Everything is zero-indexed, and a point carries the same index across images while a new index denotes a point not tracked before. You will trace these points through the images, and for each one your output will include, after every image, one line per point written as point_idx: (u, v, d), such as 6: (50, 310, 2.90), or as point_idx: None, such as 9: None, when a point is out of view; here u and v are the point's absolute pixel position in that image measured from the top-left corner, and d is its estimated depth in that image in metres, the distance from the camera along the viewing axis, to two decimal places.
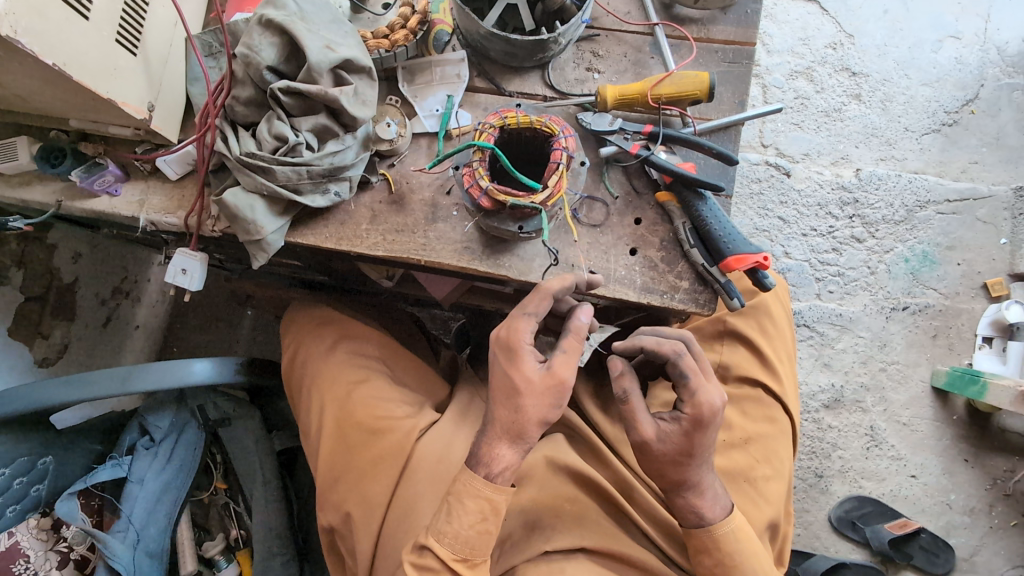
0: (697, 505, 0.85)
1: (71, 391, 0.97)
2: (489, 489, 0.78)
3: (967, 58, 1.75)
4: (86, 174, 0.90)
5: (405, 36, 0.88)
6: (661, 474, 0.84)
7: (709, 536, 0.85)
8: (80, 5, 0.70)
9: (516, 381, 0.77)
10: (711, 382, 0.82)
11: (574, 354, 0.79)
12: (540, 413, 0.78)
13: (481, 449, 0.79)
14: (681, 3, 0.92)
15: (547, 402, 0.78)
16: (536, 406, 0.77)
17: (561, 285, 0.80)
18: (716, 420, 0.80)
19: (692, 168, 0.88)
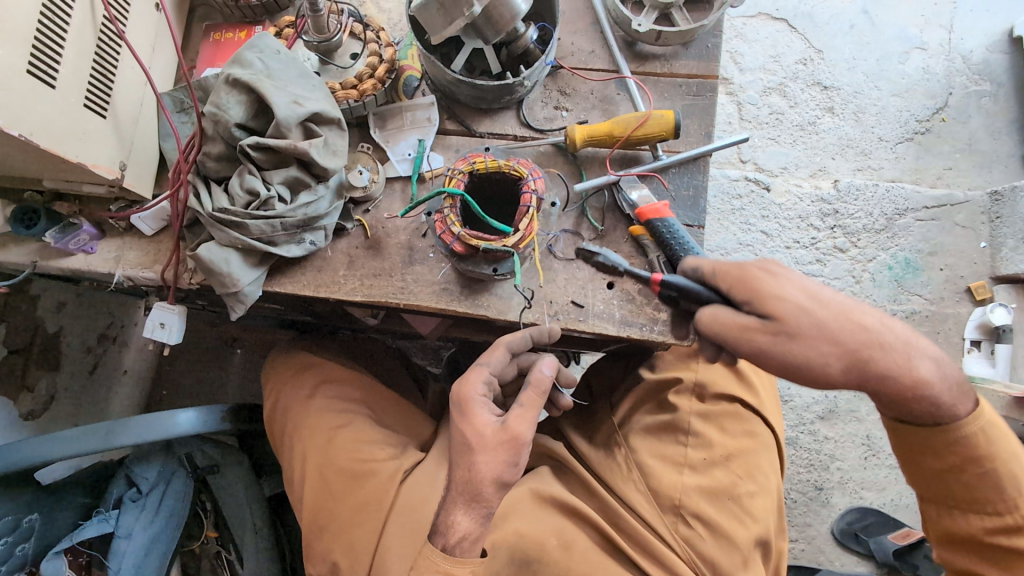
0: (915, 382, 0.73)
1: (50, 449, 0.94)
2: (448, 563, 0.85)
3: (934, 68, 1.79)
4: (60, 234, 0.89)
5: (374, 85, 0.89)
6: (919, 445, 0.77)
7: (945, 438, 0.75)
8: (46, 74, 0.71)
9: (467, 435, 0.85)
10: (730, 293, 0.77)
11: (530, 410, 0.86)
12: (493, 470, 0.84)
13: (440, 520, 0.89)
14: (643, 40, 0.94)
15: (501, 455, 0.85)
16: (491, 461, 0.84)
17: (514, 337, 0.86)
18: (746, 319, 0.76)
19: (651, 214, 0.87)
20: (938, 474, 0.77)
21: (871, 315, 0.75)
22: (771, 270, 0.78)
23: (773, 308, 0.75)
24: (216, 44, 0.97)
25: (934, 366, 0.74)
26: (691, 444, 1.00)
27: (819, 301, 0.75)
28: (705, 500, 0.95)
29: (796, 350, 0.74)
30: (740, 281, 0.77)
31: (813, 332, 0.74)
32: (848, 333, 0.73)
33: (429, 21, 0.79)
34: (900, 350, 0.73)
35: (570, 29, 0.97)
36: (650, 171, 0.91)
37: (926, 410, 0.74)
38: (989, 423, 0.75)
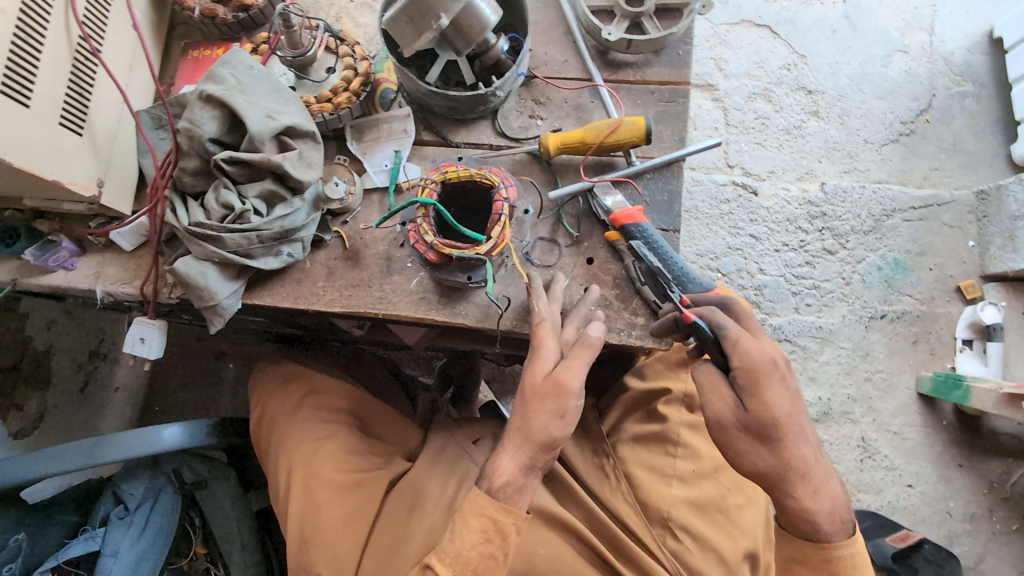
0: (807, 512, 0.79)
1: (32, 469, 0.93)
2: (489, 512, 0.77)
3: (916, 70, 1.81)
4: (40, 252, 0.91)
5: (348, 98, 0.90)
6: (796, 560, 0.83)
7: (820, 555, 0.81)
8: (20, 94, 0.72)
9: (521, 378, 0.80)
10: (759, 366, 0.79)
11: (582, 361, 0.79)
12: (541, 421, 0.79)
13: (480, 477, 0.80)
14: (615, 48, 0.96)
15: (549, 404, 0.79)
16: (540, 410, 0.79)
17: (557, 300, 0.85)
18: (745, 373, 0.78)
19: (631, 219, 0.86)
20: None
21: (814, 442, 0.79)
22: (782, 373, 0.78)
23: (758, 407, 0.77)
24: (194, 61, 0.99)
25: (834, 502, 0.81)
26: (681, 456, 0.98)
27: (794, 419, 0.78)
28: (693, 512, 0.95)
29: (749, 445, 0.79)
30: (746, 371, 0.78)
31: (772, 442, 0.78)
32: (790, 454, 0.78)
33: (400, 35, 0.80)
34: (814, 482, 0.79)
35: (544, 39, 0.98)
36: (623, 178, 0.92)
37: (805, 529, 0.81)
38: (857, 553, 0.81)
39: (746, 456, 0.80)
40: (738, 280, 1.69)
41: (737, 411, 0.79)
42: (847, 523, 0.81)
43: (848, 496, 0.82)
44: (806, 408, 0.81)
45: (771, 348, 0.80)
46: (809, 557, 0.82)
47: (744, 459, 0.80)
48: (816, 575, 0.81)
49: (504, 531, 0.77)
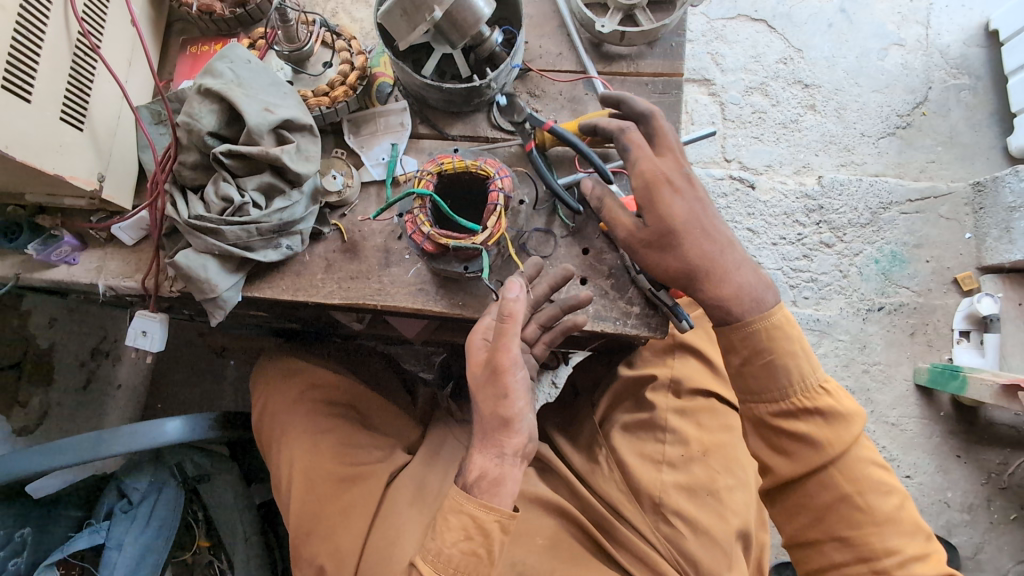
0: (716, 302, 0.83)
1: (36, 462, 0.94)
2: (472, 506, 0.79)
3: (912, 63, 1.81)
4: (43, 246, 0.91)
5: (345, 92, 0.91)
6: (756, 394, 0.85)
7: (739, 336, 0.84)
8: (21, 89, 0.73)
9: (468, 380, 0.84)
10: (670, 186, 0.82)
11: (510, 336, 0.79)
12: (488, 406, 0.82)
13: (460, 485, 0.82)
14: (609, 41, 0.96)
15: (491, 389, 0.81)
16: (485, 398, 0.82)
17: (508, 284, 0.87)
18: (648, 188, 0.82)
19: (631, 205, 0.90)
20: (736, 368, 0.85)
21: (716, 240, 0.83)
22: (674, 184, 0.82)
23: (655, 216, 0.82)
24: (193, 57, 1.00)
25: (742, 287, 0.83)
26: (669, 441, 0.99)
27: (691, 220, 0.82)
28: (683, 496, 0.96)
29: (657, 259, 0.83)
30: (642, 185, 0.82)
31: (673, 247, 0.82)
32: (691, 249, 0.82)
33: (395, 28, 0.81)
34: (719, 273, 0.83)
35: (538, 33, 0.99)
36: (616, 170, 0.93)
37: (722, 318, 0.85)
38: (779, 322, 0.83)
39: (653, 265, 0.84)
40: None
41: (639, 229, 0.83)
42: (760, 302, 0.84)
43: (761, 281, 0.84)
44: (709, 205, 0.83)
45: (668, 161, 0.83)
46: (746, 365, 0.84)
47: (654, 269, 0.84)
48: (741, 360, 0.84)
49: (486, 530, 0.79)
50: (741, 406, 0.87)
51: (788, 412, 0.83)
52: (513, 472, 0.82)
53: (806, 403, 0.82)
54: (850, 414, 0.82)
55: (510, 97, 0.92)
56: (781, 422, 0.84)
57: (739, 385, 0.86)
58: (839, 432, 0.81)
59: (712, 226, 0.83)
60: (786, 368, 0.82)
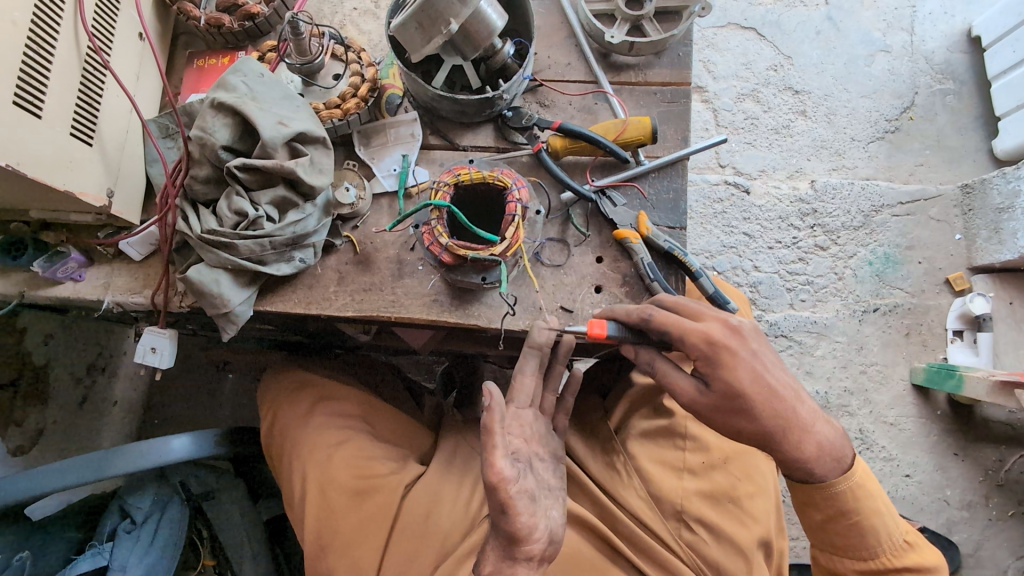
0: (799, 461, 0.82)
1: (36, 485, 0.91)
2: None
3: (898, 69, 1.85)
4: (48, 264, 0.89)
5: (356, 104, 0.92)
6: (838, 543, 0.89)
7: (822, 495, 0.86)
8: (32, 105, 0.72)
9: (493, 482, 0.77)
10: (739, 355, 0.78)
11: (495, 449, 0.72)
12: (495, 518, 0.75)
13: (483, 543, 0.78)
14: (617, 51, 0.98)
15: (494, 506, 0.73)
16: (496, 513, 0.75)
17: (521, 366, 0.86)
18: (716, 355, 0.78)
19: (600, 334, 0.82)
20: (819, 523, 0.89)
21: (789, 398, 0.79)
22: (727, 341, 0.78)
23: (721, 384, 0.79)
24: (199, 70, 0.99)
25: (822, 445, 0.82)
26: (689, 448, 1.00)
27: (760, 389, 0.78)
28: (705, 503, 0.97)
29: (727, 421, 0.81)
30: (705, 354, 0.78)
31: (747, 413, 0.78)
32: (768, 416, 0.78)
33: (408, 40, 0.81)
34: (800, 432, 0.80)
35: (546, 43, 1.00)
36: (627, 180, 0.94)
37: (803, 475, 0.85)
38: (860, 481, 0.85)
39: (726, 428, 0.81)
40: (733, 278, 1.72)
41: (704, 394, 0.80)
42: (839, 460, 0.84)
43: (835, 432, 0.84)
44: (772, 363, 0.80)
45: (712, 327, 0.79)
46: (819, 500, 0.87)
47: (726, 431, 0.82)
48: (823, 517, 0.87)
49: None
50: (828, 560, 0.91)
51: (878, 568, 0.87)
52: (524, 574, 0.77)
53: (894, 561, 0.87)
54: (936, 566, 0.87)
55: (516, 109, 0.95)
56: None
57: (828, 540, 0.90)
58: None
59: (778, 386, 0.79)
60: (872, 527, 0.86)
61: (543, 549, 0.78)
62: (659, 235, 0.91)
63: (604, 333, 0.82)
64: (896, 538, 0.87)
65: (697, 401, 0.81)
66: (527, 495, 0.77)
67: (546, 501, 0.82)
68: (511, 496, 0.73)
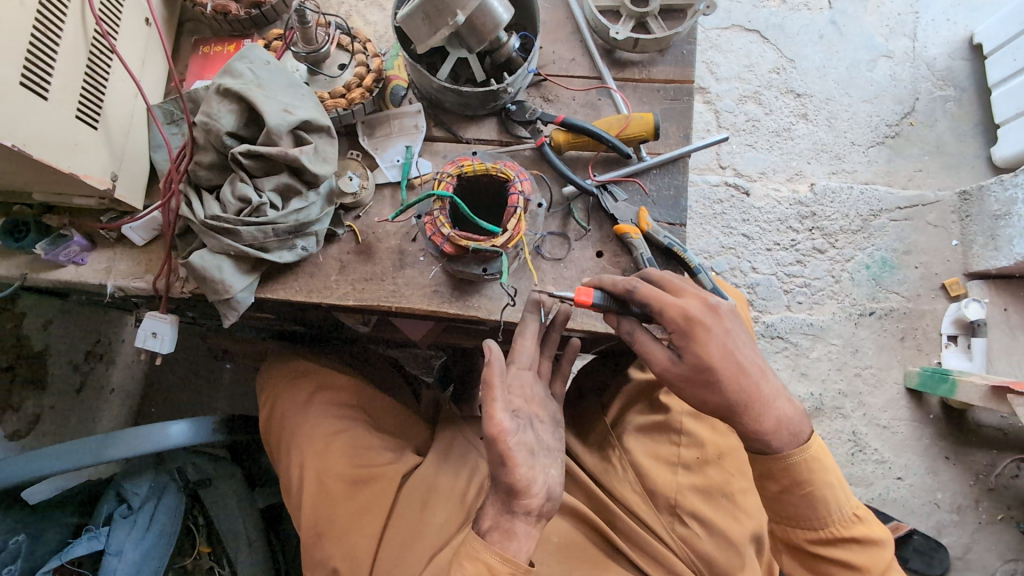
0: (759, 433, 0.82)
1: (36, 466, 0.91)
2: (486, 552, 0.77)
3: (900, 74, 1.86)
4: (51, 246, 0.89)
5: (362, 94, 0.92)
6: (785, 514, 0.87)
7: (778, 465, 0.83)
8: (39, 86, 0.73)
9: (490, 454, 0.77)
10: (710, 328, 0.78)
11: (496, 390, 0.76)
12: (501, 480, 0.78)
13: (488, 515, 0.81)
14: (622, 48, 0.98)
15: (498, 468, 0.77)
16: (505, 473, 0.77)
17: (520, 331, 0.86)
18: (689, 327, 0.78)
19: (586, 301, 0.82)
20: (775, 494, 0.86)
21: (753, 373, 0.80)
22: (700, 316, 0.79)
23: (691, 357, 0.79)
24: (205, 57, 1.00)
25: (781, 419, 0.82)
26: (684, 444, 1.00)
27: (728, 363, 0.79)
28: (700, 498, 0.98)
29: (695, 393, 0.81)
30: (679, 327, 0.79)
31: (713, 385, 0.79)
32: (733, 389, 0.79)
33: (414, 31, 0.82)
34: (760, 406, 0.81)
35: (552, 38, 1.01)
36: (628, 176, 0.94)
37: (762, 447, 0.84)
38: (814, 456, 0.84)
39: (694, 400, 0.82)
40: (731, 278, 1.73)
41: (675, 365, 0.81)
42: (797, 434, 0.83)
43: (798, 411, 0.84)
44: (741, 339, 0.81)
45: (690, 304, 0.79)
46: (774, 472, 0.84)
47: (694, 401, 0.83)
48: (780, 488, 0.84)
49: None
50: (779, 531, 0.90)
51: (827, 538, 0.86)
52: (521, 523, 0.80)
53: (842, 531, 0.85)
54: (880, 539, 0.87)
55: (520, 102, 0.95)
56: (821, 549, 0.86)
57: (777, 510, 0.88)
58: (874, 556, 0.86)
59: (744, 363, 0.80)
60: (822, 499, 0.84)
61: (541, 505, 0.81)
62: (660, 231, 0.92)
63: (589, 300, 0.82)
64: (848, 513, 0.86)
65: (666, 370, 0.81)
66: (527, 450, 0.79)
67: (545, 458, 0.84)
68: (511, 449, 0.76)
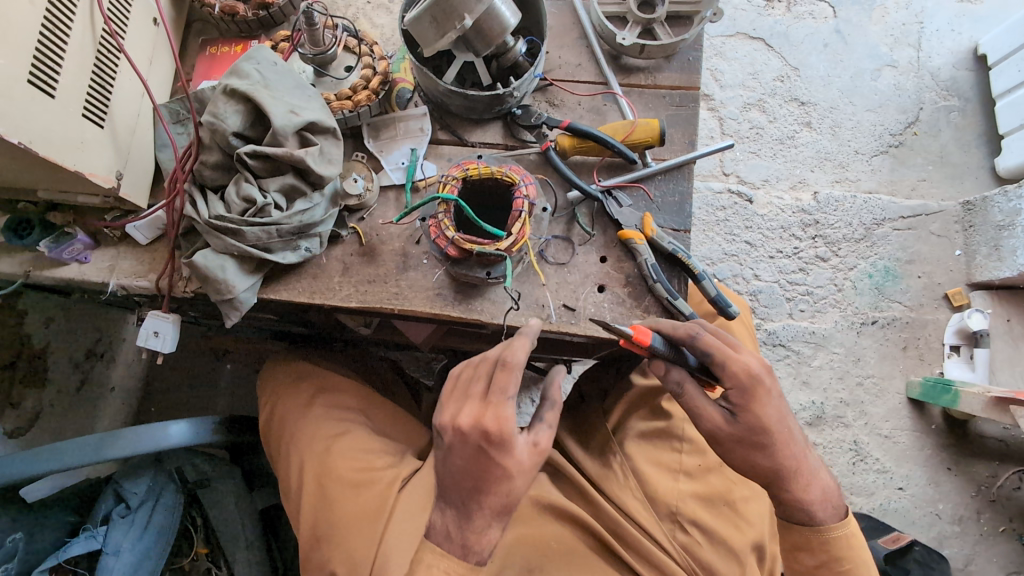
0: (802, 501, 0.84)
1: (35, 464, 0.90)
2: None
3: (904, 84, 1.87)
4: (54, 244, 0.89)
5: (368, 96, 0.92)
6: None
7: (818, 538, 0.85)
8: (46, 84, 0.73)
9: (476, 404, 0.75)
10: (770, 393, 0.80)
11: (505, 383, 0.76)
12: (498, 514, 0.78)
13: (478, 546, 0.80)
14: (627, 53, 0.98)
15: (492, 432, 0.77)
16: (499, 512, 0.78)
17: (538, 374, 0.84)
18: (752, 387, 0.80)
19: (646, 342, 0.78)
20: (808, 567, 0.88)
21: (802, 443, 0.83)
22: (763, 381, 0.81)
23: (749, 418, 0.80)
24: (211, 57, 1.00)
25: (827, 490, 0.86)
26: (686, 451, 1.02)
27: (783, 428, 0.81)
28: (700, 506, 0.99)
29: (745, 453, 0.82)
30: (741, 385, 0.79)
31: (767, 449, 0.81)
32: (786, 455, 0.82)
33: (422, 34, 0.82)
34: (807, 475, 0.84)
35: (557, 43, 1.01)
36: (633, 182, 0.94)
37: (802, 518, 0.86)
38: (851, 532, 0.86)
39: (742, 461, 0.83)
40: (733, 285, 1.73)
41: (729, 424, 0.82)
42: (838, 509, 0.86)
43: (836, 485, 0.88)
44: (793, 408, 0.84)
45: (752, 361, 0.81)
46: (810, 543, 0.86)
47: (741, 463, 0.84)
48: (816, 562, 0.86)
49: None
50: None
51: None
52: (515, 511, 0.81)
53: None
54: None
55: (526, 107, 0.95)
56: None
57: None
58: None
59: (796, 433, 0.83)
60: None
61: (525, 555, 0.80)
62: (664, 237, 0.92)
63: (649, 342, 0.78)
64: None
65: (720, 427, 0.82)
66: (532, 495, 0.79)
67: None
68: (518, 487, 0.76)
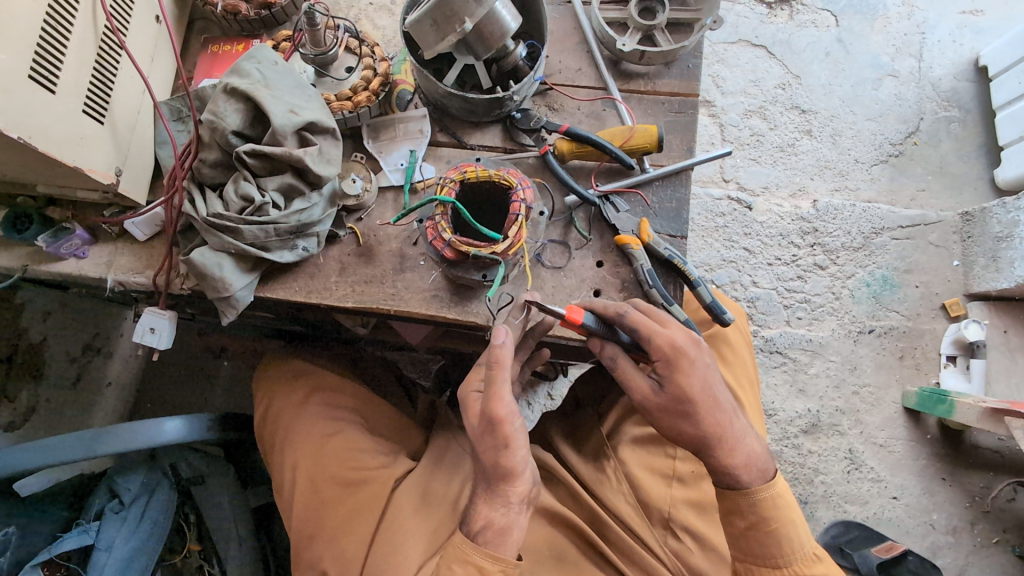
0: (728, 466, 0.84)
1: (31, 456, 0.90)
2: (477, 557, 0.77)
3: (905, 94, 1.87)
4: (52, 239, 0.90)
5: (368, 97, 0.93)
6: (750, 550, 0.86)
7: (747, 501, 0.85)
8: (47, 79, 0.73)
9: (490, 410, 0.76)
10: (692, 362, 0.80)
11: (502, 383, 0.75)
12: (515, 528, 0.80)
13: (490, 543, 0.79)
14: (627, 59, 0.99)
15: (490, 440, 0.77)
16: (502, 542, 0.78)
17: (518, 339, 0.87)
18: (678, 358, 0.80)
19: (578, 321, 0.80)
20: (741, 531, 0.86)
21: (727, 410, 0.83)
22: (687, 352, 0.80)
23: (673, 388, 0.81)
24: (213, 56, 1.00)
25: (752, 456, 0.85)
26: (680, 457, 1.01)
27: (706, 397, 0.81)
28: (693, 512, 0.99)
29: (672, 423, 0.83)
30: (665, 356, 0.79)
31: (691, 416, 0.81)
32: (708, 423, 0.82)
33: (422, 36, 0.82)
34: (731, 441, 0.84)
35: (558, 48, 1.01)
36: (630, 187, 0.95)
37: (729, 482, 0.85)
38: (779, 492, 0.85)
39: (669, 430, 0.84)
40: (732, 291, 1.73)
41: (657, 395, 0.82)
42: (763, 471, 0.86)
43: (763, 451, 0.88)
44: (719, 377, 0.83)
45: (677, 335, 0.81)
46: (741, 506, 0.85)
47: (668, 432, 0.84)
48: (747, 524, 0.85)
49: None
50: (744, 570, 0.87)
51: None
52: (519, 519, 0.79)
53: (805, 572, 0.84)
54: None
55: (525, 110, 0.95)
56: None
57: (743, 547, 0.87)
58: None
59: (718, 400, 0.82)
60: (787, 536, 0.84)
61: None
62: (661, 243, 0.92)
63: (580, 320, 0.80)
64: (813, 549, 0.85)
65: (647, 401, 0.83)
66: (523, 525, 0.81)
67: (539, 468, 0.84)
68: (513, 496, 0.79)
